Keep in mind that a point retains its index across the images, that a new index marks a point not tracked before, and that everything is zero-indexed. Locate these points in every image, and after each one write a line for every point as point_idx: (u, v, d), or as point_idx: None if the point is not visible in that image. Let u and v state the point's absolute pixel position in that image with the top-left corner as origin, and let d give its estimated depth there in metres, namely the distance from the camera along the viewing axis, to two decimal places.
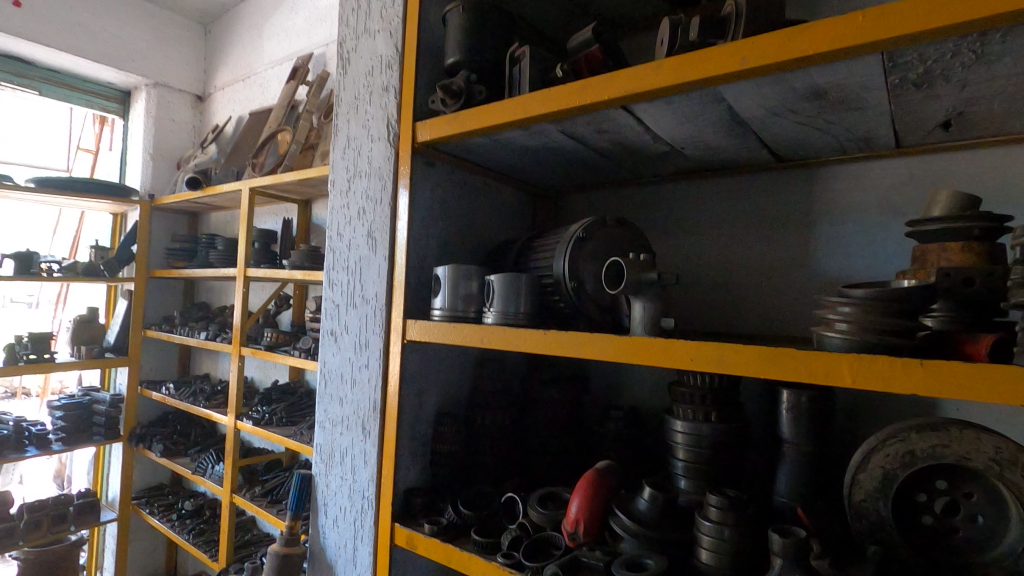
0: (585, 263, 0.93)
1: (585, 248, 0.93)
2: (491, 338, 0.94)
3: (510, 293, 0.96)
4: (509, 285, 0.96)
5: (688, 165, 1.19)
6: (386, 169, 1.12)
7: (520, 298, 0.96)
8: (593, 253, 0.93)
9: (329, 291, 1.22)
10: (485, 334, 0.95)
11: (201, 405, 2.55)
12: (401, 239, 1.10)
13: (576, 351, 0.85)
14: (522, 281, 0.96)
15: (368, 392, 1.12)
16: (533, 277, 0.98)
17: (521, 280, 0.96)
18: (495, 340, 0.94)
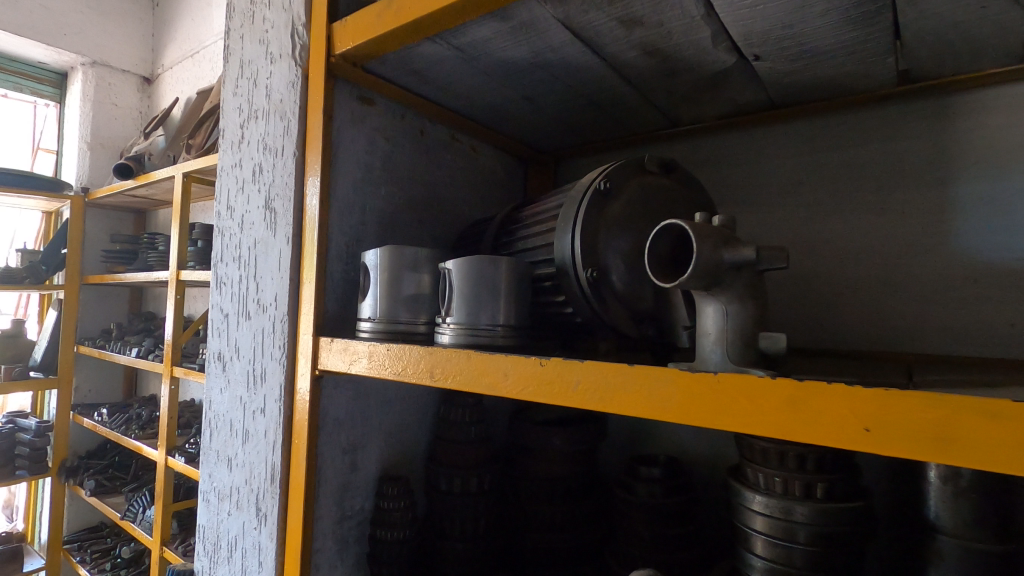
0: (606, 238, 0.53)
1: (610, 214, 0.53)
2: (445, 373, 0.54)
3: (477, 286, 0.55)
4: (480, 273, 0.55)
5: (753, 98, 0.79)
6: (290, 103, 0.72)
7: (499, 296, 0.56)
8: (625, 221, 0.53)
9: (216, 295, 0.81)
10: (437, 367, 0.55)
11: (132, 436, 2.12)
12: (311, 211, 0.70)
13: (598, 404, 0.44)
14: (502, 265, 0.56)
15: (264, 452, 0.71)
16: (518, 263, 0.58)
17: (499, 266, 0.56)
18: (453, 376, 0.53)
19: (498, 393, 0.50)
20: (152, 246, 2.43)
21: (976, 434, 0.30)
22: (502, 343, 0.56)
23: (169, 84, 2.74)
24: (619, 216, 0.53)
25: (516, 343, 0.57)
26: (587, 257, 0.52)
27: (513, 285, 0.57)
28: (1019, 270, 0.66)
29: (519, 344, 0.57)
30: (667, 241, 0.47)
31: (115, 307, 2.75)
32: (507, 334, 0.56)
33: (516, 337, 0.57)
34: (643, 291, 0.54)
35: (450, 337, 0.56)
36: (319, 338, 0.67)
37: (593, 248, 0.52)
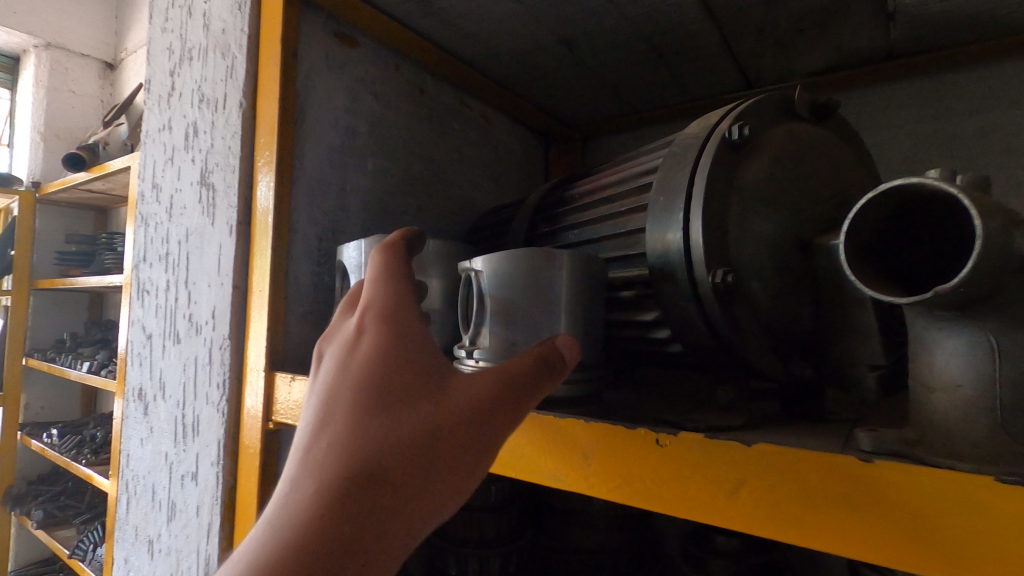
0: (740, 219, 0.32)
1: (747, 181, 0.32)
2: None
3: (529, 299, 0.34)
4: (531, 280, 0.34)
5: (870, 42, 0.59)
6: (235, 34, 0.51)
7: (562, 315, 0.34)
8: (770, 193, 0.33)
9: (137, 308, 0.58)
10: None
11: (82, 462, 1.86)
12: (264, 186, 0.48)
13: (802, 536, 0.23)
14: (565, 264, 0.34)
15: (196, 538, 0.49)
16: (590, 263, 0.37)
17: (563, 267, 0.34)
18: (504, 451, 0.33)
19: (575, 488, 0.30)
20: (110, 247, 2.17)
21: None
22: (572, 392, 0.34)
23: (132, 69, 2.48)
24: (760, 184, 0.33)
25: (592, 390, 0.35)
26: (712, 253, 0.31)
27: (585, 295, 0.35)
28: None
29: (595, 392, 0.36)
30: (885, 213, 0.25)
31: (72, 315, 2.49)
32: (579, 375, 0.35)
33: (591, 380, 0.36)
34: (798, 307, 0.33)
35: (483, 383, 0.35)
36: (275, 374, 0.45)
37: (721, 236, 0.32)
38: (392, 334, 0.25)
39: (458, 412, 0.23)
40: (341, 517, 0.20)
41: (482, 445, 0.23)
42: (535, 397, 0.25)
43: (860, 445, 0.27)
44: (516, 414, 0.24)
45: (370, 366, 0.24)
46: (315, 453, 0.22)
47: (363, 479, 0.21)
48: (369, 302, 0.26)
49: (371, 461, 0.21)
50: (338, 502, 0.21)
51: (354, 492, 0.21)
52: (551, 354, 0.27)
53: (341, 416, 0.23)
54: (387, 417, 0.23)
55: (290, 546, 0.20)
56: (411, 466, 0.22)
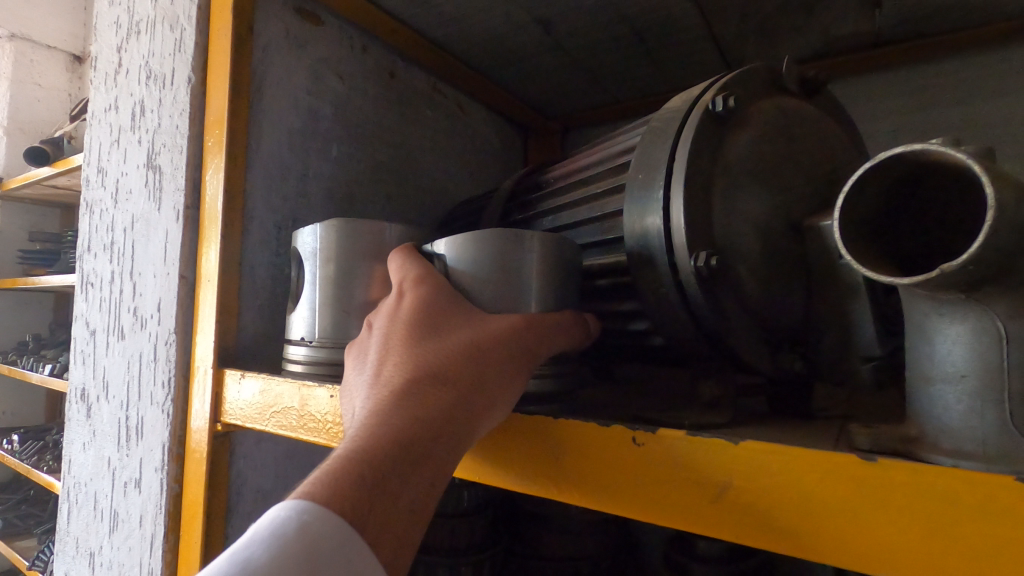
0: (726, 199, 0.29)
1: (732, 156, 0.30)
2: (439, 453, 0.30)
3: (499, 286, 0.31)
4: (502, 264, 0.31)
5: (856, 28, 0.57)
6: (185, 5, 0.47)
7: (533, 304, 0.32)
8: (757, 171, 0.30)
9: (80, 302, 0.54)
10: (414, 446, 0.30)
11: (43, 469, 1.78)
12: (214, 167, 0.44)
13: (803, 546, 0.20)
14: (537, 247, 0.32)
15: (139, 550, 0.45)
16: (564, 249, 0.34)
17: (535, 251, 0.32)
18: (468, 452, 0.31)
19: (543, 494, 0.27)
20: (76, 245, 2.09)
21: None
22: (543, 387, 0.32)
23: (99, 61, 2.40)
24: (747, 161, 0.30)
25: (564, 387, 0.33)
26: (695, 236, 0.29)
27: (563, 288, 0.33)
28: None
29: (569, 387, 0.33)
30: (884, 183, 0.23)
31: (36, 316, 2.39)
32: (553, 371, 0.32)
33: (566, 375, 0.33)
34: (788, 294, 0.30)
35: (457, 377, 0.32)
36: (224, 371, 0.42)
37: (705, 217, 0.29)
38: (438, 280, 0.30)
39: (503, 331, 0.28)
40: (419, 405, 0.25)
41: (525, 358, 0.28)
42: (560, 339, 0.30)
43: (856, 443, 0.24)
44: (546, 345, 0.29)
45: (418, 305, 0.28)
46: (388, 366, 0.27)
47: (430, 375, 0.26)
48: (407, 268, 0.31)
49: (434, 363, 0.26)
50: (415, 396, 0.25)
51: (425, 384, 0.25)
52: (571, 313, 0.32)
53: (405, 336, 0.27)
54: (444, 335, 0.27)
55: (378, 425, 0.24)
56: (469, 365, 0.26)
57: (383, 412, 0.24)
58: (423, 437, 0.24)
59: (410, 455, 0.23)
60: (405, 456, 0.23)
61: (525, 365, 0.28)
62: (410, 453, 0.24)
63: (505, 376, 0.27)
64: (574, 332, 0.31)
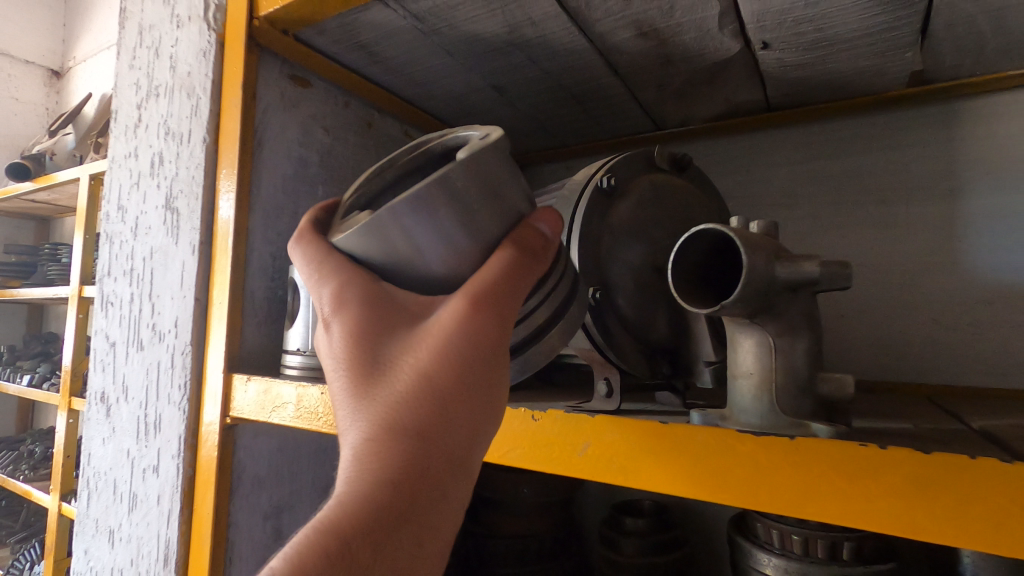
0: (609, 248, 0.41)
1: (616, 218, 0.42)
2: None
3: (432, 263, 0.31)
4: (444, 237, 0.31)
5: (750, 97, 0.70)
6: (199, 78, 0.57)
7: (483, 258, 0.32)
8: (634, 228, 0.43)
9: (101, 319, 0.64)
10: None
11: (20, 477, 1.81)
12: (225, 211, 0.55)
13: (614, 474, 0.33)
14: (453, 201, 0.30)
15: (156, 524, 0.55)
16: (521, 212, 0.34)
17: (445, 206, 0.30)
18: None
19: None
20: (55, 258, 2.14)
21: None
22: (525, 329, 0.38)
23: (80, 78, 2.47)
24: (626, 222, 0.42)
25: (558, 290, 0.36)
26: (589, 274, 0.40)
27: (520, 225, 0.32)
28: None
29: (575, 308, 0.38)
30: (700, 249, 0.35)
31: (8, 327, 2.40)
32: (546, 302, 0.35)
33: (560, 289, 0.36)
34: (656, 317, 0.43)
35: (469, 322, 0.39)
36: (233, 376, 0.52)
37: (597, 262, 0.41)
38: (366, 299, 0.29)
39: (464, 335, 0.27)
40: (384, 460, 0.26)
41: (496, 347, 0.28)
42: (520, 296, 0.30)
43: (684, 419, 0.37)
44: (515, 302, 0.29)
45: (355, 336, 0.28)
46: (345, 426, 0.28)
47: (388, 424, 0.26)
48: (331, 288, 0.30)
49: (391, 413, 0.27)
50: (379, 450, 0.26)
51: (389, 439, 0.26)
52: (529, 235, 0.32)
53: (355, 385, 0.28)
54: (399, 366, 0.27)
55: (344, 502, 0.25)
56: (424, 398, 0.26)
57: (346, 483, 0.26)
58: (393, 495, 0.25)
59: (386, 517, 0.25)
60: (384, 519, 0.25)
61: (498, 357, 0.28)
62: (389, 515, 0.25)
63: (478, 384, 0.27)
64: (537, 260, 0.31)
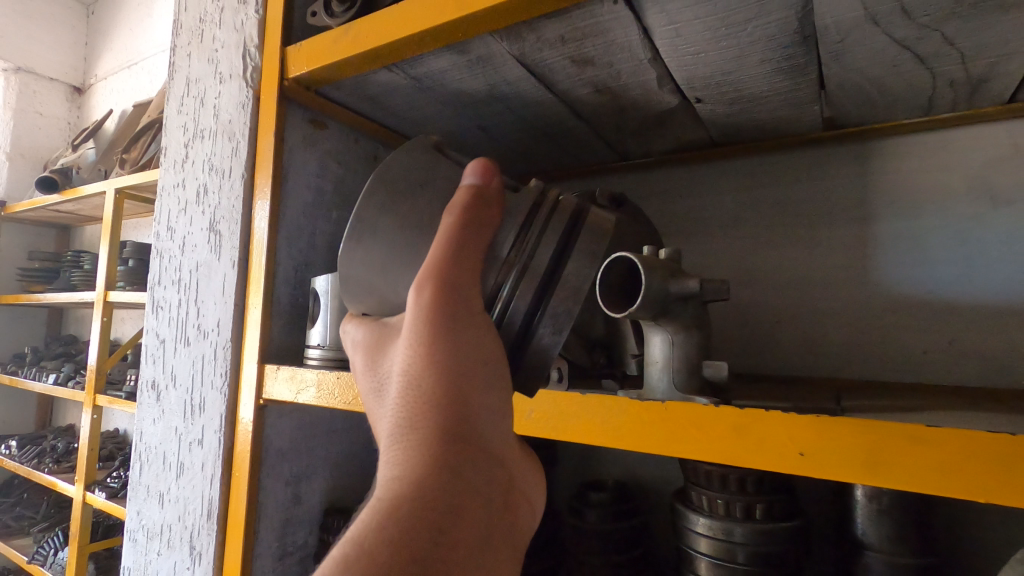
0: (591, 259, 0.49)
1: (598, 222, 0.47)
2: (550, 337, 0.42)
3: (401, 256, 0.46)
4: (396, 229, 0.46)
5: (696, 136, 0.83)
6: (239, 125, 0.71)
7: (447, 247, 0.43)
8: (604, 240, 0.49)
9: (152, 320, 0.77)
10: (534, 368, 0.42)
11: (44, 470, 1.93)
12: (260, 234, 0.68)
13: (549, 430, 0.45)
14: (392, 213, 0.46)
15: (201, 486, 0.68)
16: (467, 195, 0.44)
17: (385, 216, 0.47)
18: None
19: None
20: (77, 264, 2.28)
21: (912, 462, 0.32)
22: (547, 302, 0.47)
23: (100, 94, 2.62)
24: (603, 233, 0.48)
25: (550, 221, 0.44)
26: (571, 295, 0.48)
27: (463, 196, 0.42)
28: (932, 302, 0.74)
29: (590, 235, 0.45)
30: (617, 270, 0.48)
31: (31, 329, 2.54)
32: (546, 233, 0.43)
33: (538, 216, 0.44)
34: (596, 319, 0.56)
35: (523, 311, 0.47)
36: (265, 366, 0.65)
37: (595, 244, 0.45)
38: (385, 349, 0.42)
39: (424, 311, 0.37)
40: (399, 439, 0.35)
41: (448, 305, 0.37)
42: (464, 261, 0.38)
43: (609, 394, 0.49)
44: (459, 259, 0.38)
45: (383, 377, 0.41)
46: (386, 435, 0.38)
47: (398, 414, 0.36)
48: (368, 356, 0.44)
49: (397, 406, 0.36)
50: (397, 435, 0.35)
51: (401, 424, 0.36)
52: (454, 199, 0.40)
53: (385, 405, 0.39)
54: (396, 372, 0.37)
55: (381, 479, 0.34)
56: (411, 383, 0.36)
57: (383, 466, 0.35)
58: (407, 456, 0.34)
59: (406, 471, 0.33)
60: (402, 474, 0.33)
61: (453, 317, 0.37)
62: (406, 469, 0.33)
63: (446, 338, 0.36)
64: (474, 217, 0.40)
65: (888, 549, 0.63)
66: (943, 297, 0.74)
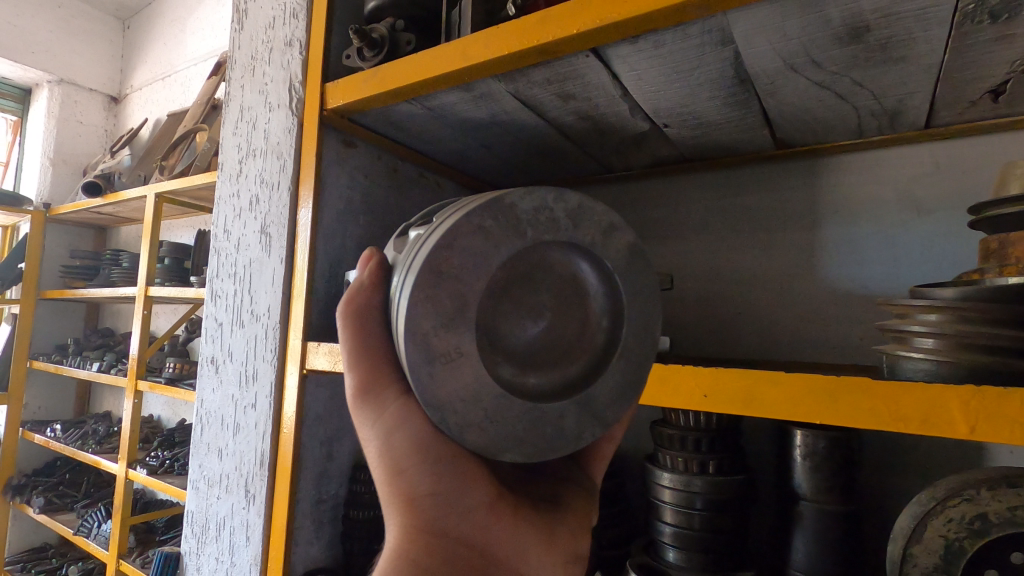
0: (588, 227, 0.40)
1: (481, 209, 0.38)
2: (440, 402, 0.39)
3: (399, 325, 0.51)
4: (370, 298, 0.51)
5: (670, 152, 0.97)
6: (286, 146, 0.86)
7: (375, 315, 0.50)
8: (521, 219, 0.39)
9: (211, 306, 0.92)
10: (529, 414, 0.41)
11: (89, 450, 2.11)
12: (303, 236, 0.83)
13: None
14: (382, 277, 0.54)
15: (255, 441, 0.83)
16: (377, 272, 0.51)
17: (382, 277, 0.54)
18: None
19: None
20: (115, 262, 2.46)
21: (768, 397, 0.47)
22: (609, 283, 0.42)
23: (137, 104, 2.81)
24: (527, 215, 0.39)
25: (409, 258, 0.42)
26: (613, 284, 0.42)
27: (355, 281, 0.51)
28: (867, 296, 0.87)
29: (444, 259, 0.38)
30: None
31: (71, 323, 2.73)
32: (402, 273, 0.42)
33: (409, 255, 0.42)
34: None
35: (596, 283, 0.42)
36: (308, 343, 0.79)
37: (484, 257, 0.38)
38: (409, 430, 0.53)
39: (366, 414, 0.50)
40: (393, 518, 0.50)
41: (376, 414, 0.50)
42: (363, 355, 0.50)
43: None
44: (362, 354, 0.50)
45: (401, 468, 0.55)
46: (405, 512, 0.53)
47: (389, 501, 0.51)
48: None
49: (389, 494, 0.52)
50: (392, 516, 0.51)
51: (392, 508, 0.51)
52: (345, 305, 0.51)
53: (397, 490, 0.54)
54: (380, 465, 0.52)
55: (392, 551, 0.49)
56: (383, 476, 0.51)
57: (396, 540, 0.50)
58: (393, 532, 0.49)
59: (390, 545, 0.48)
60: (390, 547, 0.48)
61: (381, 419, 0.50)
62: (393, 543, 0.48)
63: (383, 434, 0.50)
64: (355, 303, 0.50)
65: (818, 497, 0.76)
66: (877, 291, 0.87)
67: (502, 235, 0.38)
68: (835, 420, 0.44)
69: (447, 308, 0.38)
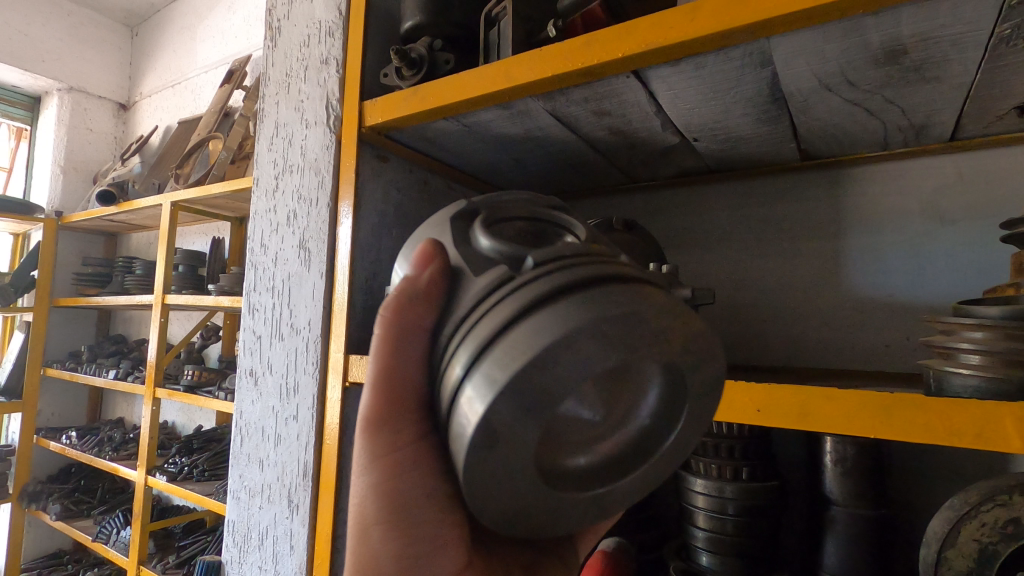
0: (690, 345, 0.39)
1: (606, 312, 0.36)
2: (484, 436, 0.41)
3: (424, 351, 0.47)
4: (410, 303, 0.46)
5: (696, 163, 0.99)
6: (324, 162, 0.88)
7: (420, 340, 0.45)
8: (635, 341, 0.37)
9: (251, 319, 0.95)
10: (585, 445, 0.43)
11: (106, 457, 2.13)
12: (342, 250, 0.84)
13: None
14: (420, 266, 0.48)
15: (297, 452, 0.85)
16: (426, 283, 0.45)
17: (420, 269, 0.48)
18: None
19: None
20: (128, 270, 2.47)
21: (823, 412, 0.49)
22: (665, 414, 0.43)
23: (146, 111, 2.82)
24: (648, 327, 0.37)
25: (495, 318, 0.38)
26: (679, 395, 0.42)
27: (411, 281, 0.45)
28: (893, 304, 0.89)
29: (547, 350, 0.35)
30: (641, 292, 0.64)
31: (82, 331, 2.74)
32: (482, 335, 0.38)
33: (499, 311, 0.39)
34: None
35: (651, 412, 0.43)
36: (349, 356, 0.80)
37: (588, 363, 0.36)
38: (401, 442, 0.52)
39: (370, 430, 0.49)
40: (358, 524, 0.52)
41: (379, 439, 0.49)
42: (393, 375, 0.46)
43: None
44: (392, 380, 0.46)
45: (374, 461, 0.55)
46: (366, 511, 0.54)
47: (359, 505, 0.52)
48: None
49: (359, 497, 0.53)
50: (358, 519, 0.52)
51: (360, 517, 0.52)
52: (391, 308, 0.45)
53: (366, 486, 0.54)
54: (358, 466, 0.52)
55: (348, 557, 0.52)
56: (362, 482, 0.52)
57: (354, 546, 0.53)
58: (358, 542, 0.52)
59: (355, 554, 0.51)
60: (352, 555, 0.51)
61: (383, 446, 0.49)
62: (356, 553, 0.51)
63: (375, 456, 0.50)
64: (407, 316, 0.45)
65: (850, 502, 0.77)
66: (903, 299, 0.89)
67: (616, 349, 0.37)
68: (889, 433, 0.46)
69: (529, 400, 0.36)
